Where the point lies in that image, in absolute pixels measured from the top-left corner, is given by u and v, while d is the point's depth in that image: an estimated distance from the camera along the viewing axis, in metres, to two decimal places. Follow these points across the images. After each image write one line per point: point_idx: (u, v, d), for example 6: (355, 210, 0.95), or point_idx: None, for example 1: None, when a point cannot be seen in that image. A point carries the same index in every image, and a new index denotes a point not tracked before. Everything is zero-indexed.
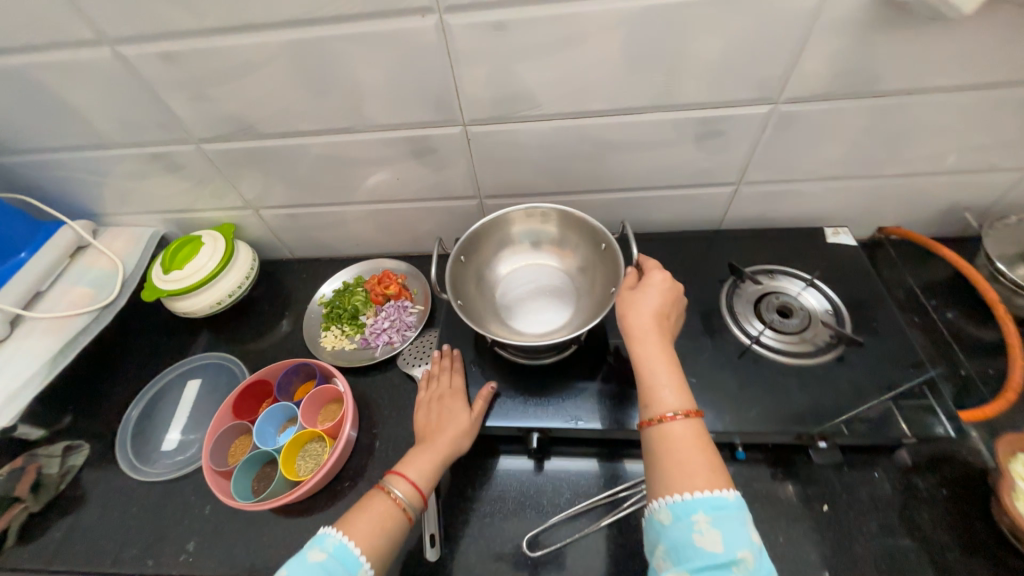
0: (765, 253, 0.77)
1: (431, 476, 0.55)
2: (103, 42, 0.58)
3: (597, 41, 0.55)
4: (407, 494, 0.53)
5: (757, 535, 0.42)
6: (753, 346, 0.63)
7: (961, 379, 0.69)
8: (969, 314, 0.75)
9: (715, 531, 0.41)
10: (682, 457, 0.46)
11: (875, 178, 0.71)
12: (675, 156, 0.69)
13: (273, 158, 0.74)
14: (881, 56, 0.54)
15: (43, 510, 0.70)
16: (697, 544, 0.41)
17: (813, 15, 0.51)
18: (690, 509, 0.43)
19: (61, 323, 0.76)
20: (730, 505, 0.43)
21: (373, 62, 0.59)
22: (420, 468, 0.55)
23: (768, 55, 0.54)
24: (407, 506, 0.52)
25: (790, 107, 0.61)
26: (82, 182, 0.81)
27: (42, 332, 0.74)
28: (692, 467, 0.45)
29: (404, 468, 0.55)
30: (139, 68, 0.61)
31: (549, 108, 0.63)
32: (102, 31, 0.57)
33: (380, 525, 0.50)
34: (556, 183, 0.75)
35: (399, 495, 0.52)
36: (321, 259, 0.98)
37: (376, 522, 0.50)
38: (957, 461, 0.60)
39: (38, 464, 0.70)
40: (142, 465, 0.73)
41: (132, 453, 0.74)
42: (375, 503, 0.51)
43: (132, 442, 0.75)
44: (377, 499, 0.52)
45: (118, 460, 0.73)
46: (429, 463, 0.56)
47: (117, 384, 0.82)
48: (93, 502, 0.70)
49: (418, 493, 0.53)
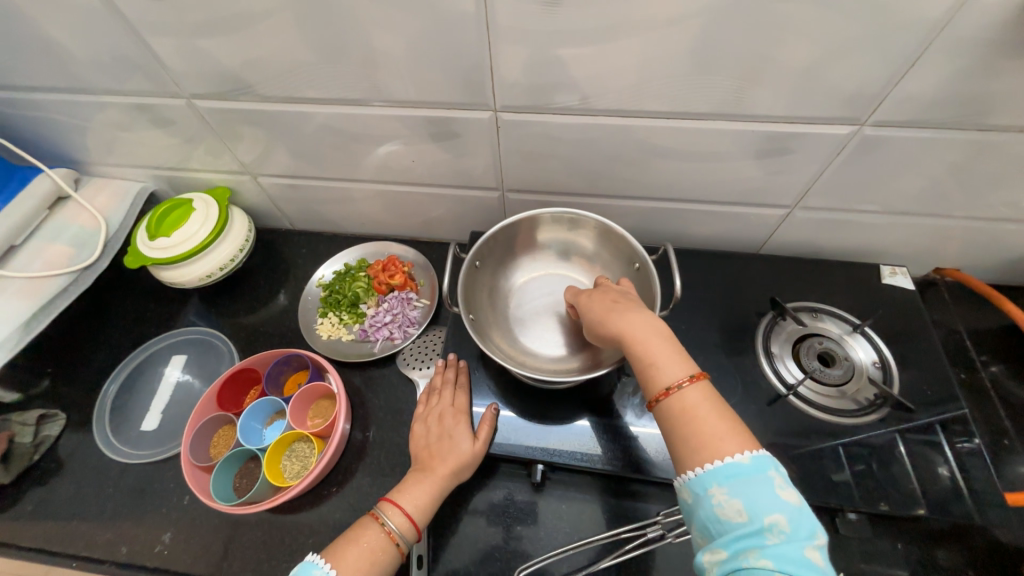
0: (809, 285, 0.70)
1: (428, 506, 0.51)
2: None
3: (667, 31, 0.45)
4: (401, 526, 0.49)
5: (791, 493, 0.36)
6: (789, 397, 0.58)
7: (1002, 446, 0.64)
8: (1019, 374, 0.69)
9: (736, 500, 0.36)
10: (697, 427, 0.40)
11: (948, 218, 0.63)
12: (729, 170, 0.60)
13: (274, 124, 0.66)
14: (1003, 85, 0.45)
15: (14, 481, 0.66)
16: (719, 519, 0.37)
17: (936, 28, 0.41)
18: (704, 483, 0.38)
19: (36, 284, 0.70)
20: (748, 469, 0.37)
21: (396, 28, 0.50)
22: (417, 497, 0.51)
23: (868, 70, 0.46)
24: (400, 540, 0.48)
25: (875, 131, 0.52)
26: (61, 126, 0.72)
27: (15, 292, 0.68)
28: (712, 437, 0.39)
29: (399, 496, 0.51)
30: (121, 5, 0.52)
31: (595, 103, 0.54)
32: None
33: (370, 561, 0.46)
34: (590, 185, 0.67)
35: (393, 527, 0.49)
36: (322, 234, 0.91)
37: (366, 557, 0.46)
38: (988, 540, 0.56)
39: (10, 433, 0.67)
40: (120, 444, 0.69)
41: (109, 430, 0.70)
42: (366, 536, 0.48)
43: (111, 418, 0.71)
44: (369, 530, 0.48)
45: (95, 436, 0.69)
46: (427, 493, 0.52)
47: (97, 351, 0.77)
48: (66, 477, 0.67)
49: (412, 525, 0.50)
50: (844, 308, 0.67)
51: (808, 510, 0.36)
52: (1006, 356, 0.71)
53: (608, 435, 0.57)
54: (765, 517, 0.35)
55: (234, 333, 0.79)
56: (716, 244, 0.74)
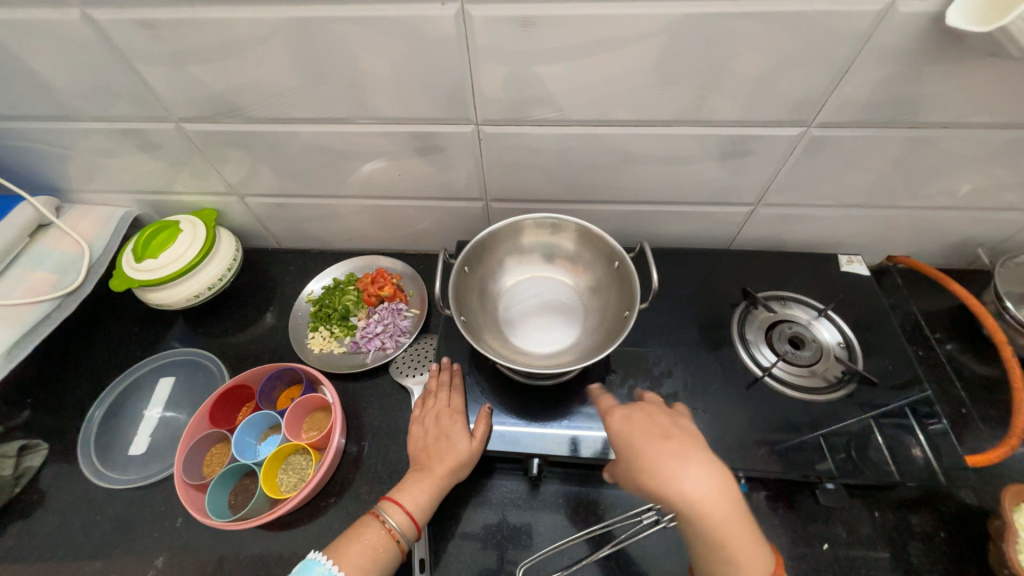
0: (777, 276, 0.75)
1: (428, 505, 0.53)
2: (70, 3, 0.51)
3: (631, 47, 0.50)
4: (401, 524, 0.51)
5: None
6: (765, 379, 0.62)
7: (961, 415, 0.69)
8: (971, 349, 0.75)
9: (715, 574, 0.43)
10: (715, 529, 0.44)
11: (895, 209, 0.69)
12: (696, 172, 0.65)
13: (263, 144, 0.68)
14: (925, 87, 0.51)
15: None
16: None
17: (864, 40, 0.47)
18: None
19: (17, 312, 0.69)
20: None
21: (381, 50, 0.53)
22: (417, 497, 0.53)
23: (810, 77, 0.51)
24: (400, 537, 0.51)
25: (822, 132, 0.58)
26: (44, 154, 0.72)
27: None
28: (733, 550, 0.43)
29: (399, 496, 0.53)
30: (113, 35, 0.54)
31: (569, 114, 0.59)
32: None
33: (371, 557, 0.49)
34: (568, 192, 0.71)
35: (393, 526, 0.51)
36: (309, 251, 0.92)
37: (368, 554, 0.49)
38: (955, 504, 0.60)
39: None
40: (107, 470, 0.68)
41: (95, 457, 0.68)
42: (368, 534, 0.50)
43: (97, 444, 0.70)
44: (370, 528, 0.51)
45: (81, 464, 0.67)
46: (426, 492, 0.53)
47: (80, 378, 0.75)
48: (49, 509, 0.65)
49: (412, 523, 0.52)
50: (810, 295, 0.72)
51: None
52: (958, 333, 0.77)
53: (598, 426, 0.59)
54: None
55: (224, 352, 0.79)
56: (689, 242, 0.79)
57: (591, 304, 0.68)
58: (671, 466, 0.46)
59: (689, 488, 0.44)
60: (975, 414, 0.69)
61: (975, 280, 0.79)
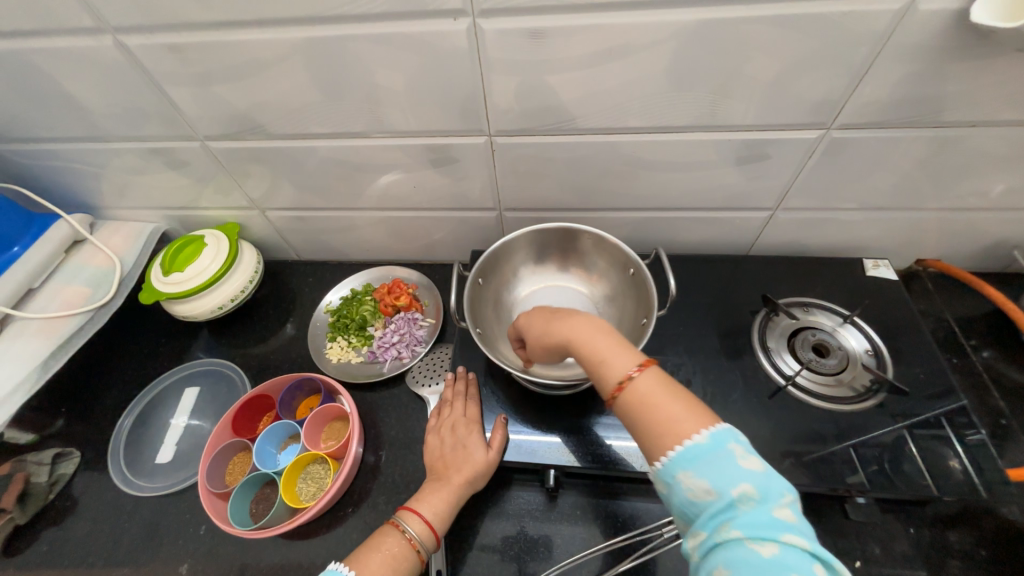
0: (799, 282, 0.73)
1: (446, 514, 0.52)
2: (105, 31, 0.54)
3: (641, 55, 0.50)
4: (421, 533, 0.50)
5: (752, 461, 0.37)
6: (787, 388, 0.60)
7: (1001, 426, 0.65)
8: (1011, 357, 0.71)
9: (703, 480, 0.37)
10: (656, 414, 0.42)
11: (922, 211, 0.67)
12: (711, 178, 0.64)
13: (283, 160, 0.70)
14: (950, 86, 0.49)
15: (29, 521, 0.66)
16: (693, 500, 0.38)
17: (883, 40, 0.46)
18: (671, 470, 0.39)
19: (54, 324, 0.72)
20: (708, 448, 0.38)
21: (396, 66, 0.55)
22: (435, 506, 0.52)
23: (827, 79, 0.50)
24: (420, 546, 0.50)
25: (842, 134, 0.56)
26: (79, 173, 0.76)
27: (34, 333, 0.70)
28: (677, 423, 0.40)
29: (417, 505, 0.53)
30: (143, 60, 0.57)
31: (581, 123, 0.59)
32: (103, 19, 0.52)
33: (391, 567, 0.47)
34: (582, 199, 0.71)
35: (412, 534, 0.50)
36: (328, 262, 0.94)
37: (388, 563, 0.47)
38: (997, 520, 0.57)
39: (26, 473, 0.68)
40: (135, 477, 0.70)
41: (124, 464, 0.71)
42: (387, 543, 0.49)
43: (125, 452, 0.72)
44: (389, 537, 0.50)
45: (111, 472, 0.69)
46: (444, 500, 0.53)
47: (110, 387, 0.78)
48: (81, 515, 0.67)
49: (431, 532, 0.51)
50: (834, 301, 0.70)
51: (774, 474, 0.37)
52: (995, 340, 0.73)
53: (614, 436, 0.58)
54: (734, 490, 0.36)
55: (246, 362, 0.81)
56: (706, 248, 0.78)
57: (606, 312, 0.67)
58: (603, 348, 0.47)
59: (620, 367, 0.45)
60: (1017, 425, 0.65)
61: (1013, 285, 0.75)
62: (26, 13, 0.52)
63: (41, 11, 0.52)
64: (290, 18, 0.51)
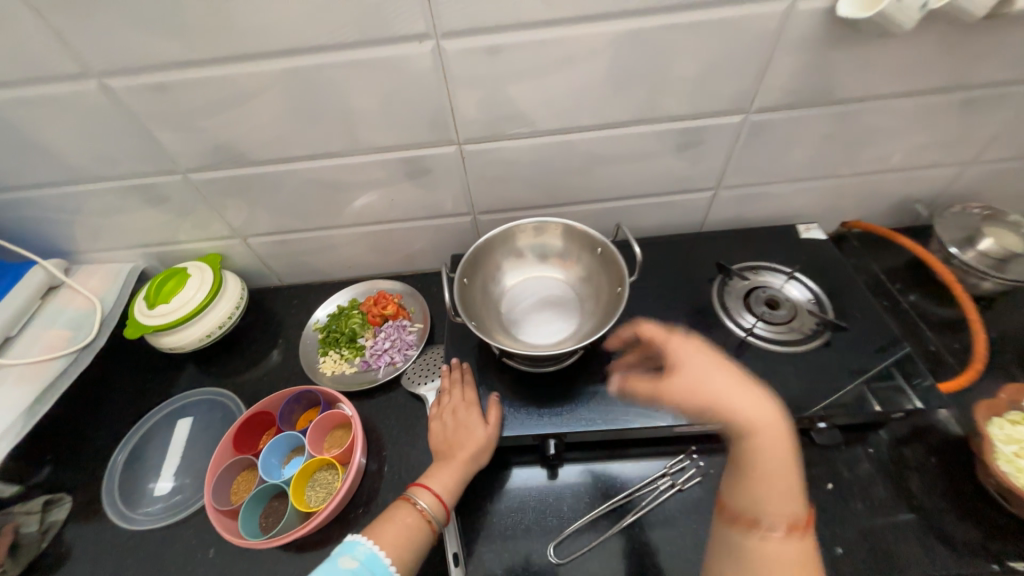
0: (747, 250, 0.82)
1: (454, 490, 0.58)
2: (90, 76, 0.57)
3: (584, 62, 0.58)
4: (432, 505, 0.56)
5: None
6: (748, 339, 0.67)
7: (930, 353, 0.75)
8: (931, 295, 0.82)
9: None
10: (767, 468, 0.44)
11: (838, 178, 0.78)
12: (658, 165, 0.73)
13: (265, 186, 0.74)
14: (836, 69, 0.60)
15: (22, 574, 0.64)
16: None
17: (777, 35, 0.56)
18: (760, 536, 0.38)
19: (36, 368, 0.71)
20: (807, 528, 0.39)
21: (369, 88, 0.61)
22: (443, 482, 0.57)
23: (740, 71, 0.60)
24: (430, 518, 0.55)
25: (760, 116, 0.66)
26: (54, 218, 0.77)
27: (15, 380, 0.69)
28: (780, 506, 0.43)
29: (428, 482, 0.58)
30: (127, 101, 0.60)
31: (539, 126, 0.66)
32: (88, 64, 0.56)
33: (407, 537, 0.53)
34: (548, 196, 0.78)
35: (423, 508, 0.55)
36: (311, 285, 0.97)
37: (401, 533, 0.53)
38: (938, 432, 0.65)
39: (15, 523, 0.65)
40: (132, 513, 0.68)
41: (119, 501, 0.69)
42: (401, 516, 0.54)
43: (120, 489, 0.71)
44: (404, 512, 0.55)
45: (108, 514, 0.68)
46: (450, 477, 0.58)
47: (98, 430, 0.77)
48: (78, 560, 0.65)
49: (441, 505, 0.56)
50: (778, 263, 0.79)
51: None
52: (917, 282, 0.84)
53: (602, 402, 0.63)
54: None
55: (238, 388, 0.82)
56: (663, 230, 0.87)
57: (583, 292, 0.73)
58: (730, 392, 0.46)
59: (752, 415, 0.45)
60: (943, 351, 0.75)
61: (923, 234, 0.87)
62: (10, 64, 0.55)
63: (26, 62, 0.55)
64: (269, 51, 0.56)
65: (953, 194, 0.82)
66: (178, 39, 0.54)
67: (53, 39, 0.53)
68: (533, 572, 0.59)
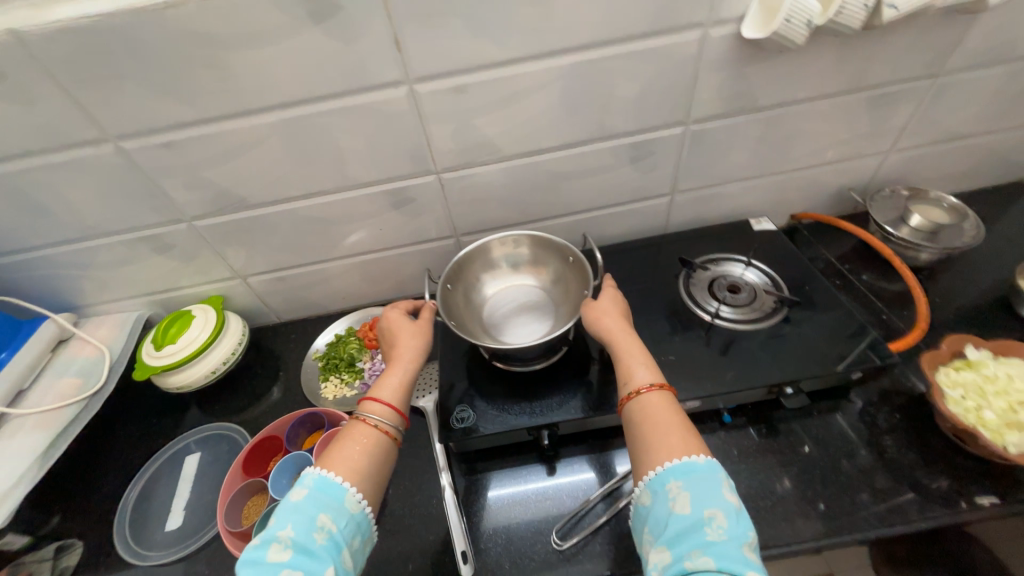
0: (708, 246, 0.90)
1: (399, 391, 0.61)
2: (106, 140, 0.65)
3: (539, 93, 0.68)
4: (383, 413, 0.57)
5: (733, 497, 0.44)
6: (715, 322, 0.74)
7: (885, 322, 0.81)
8: (878, 272, 0.90)
9: (687, 492, 0.45)
10: (652, 424, 0.51)
11: (778, 174, 0.87)
12: (617, 177, 0.82)
13: (263, 226, 0.80)
14: (754, 81, 0.70)
15: None
16: (674, 509, 0.44)
17: (698, 57, 0.66)
18: (663, 480, 0.46)
19: (48, 417, 0.74)
20: (699, 467, 0.46)
21: (354, 130, 0.69)
22: (391, 386, 0.61)
23: (673, 89, 0.70)
24: (385, 424, 0.57)
25: (698, 126, 0.76)
26: (65, 275, 0.82)
27: (29, 429, 0.72)
28: (667, 444, 0.49)
29: (377, 390, 0.60)
30: (138, 159, 0.68)
31: (507, 151, 0.75)
32: (105, 129, 0.64)
33: (362, 447, 0.54)
34: (523, 214, 0.86)
35: (374, 414, 0.57)
36: (308, 319, 1.02)
37: (361, 446, 0.54)
38: (902, 392, 0.71)
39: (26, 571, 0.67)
40: (144, 550, 0.70)
41: (131, 539, 0.71)
42: (358, 432, 0.55)
43: (131, 527, 0.72)
44: (358, 428, 0.56)
45: (121, 554, 0.69)
46: (393, 385, 0.61)
47: (108, 474, 0.79)
48: None
49: (393, 412, 0.58)
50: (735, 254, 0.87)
51: (745, 516, 0.44)
52: (865, 263, 0.92)
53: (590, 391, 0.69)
54: (706, 511, 0.43)
55: (244, 421, 0.85)
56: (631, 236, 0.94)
57: (558, 294, 0.80)
58: (627, 360, 0.58)
59: (635, 375, 0.56)
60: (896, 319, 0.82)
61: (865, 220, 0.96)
62: (35, 136, 0.63)
63: (50, 133, 0.63)
64: (264, 105, 0.64)
65: (884, 180, 0.91)
66: (185, 102, 0.62)
67: (76, 112, 0.61)
68: (540, 562, 0.61)
